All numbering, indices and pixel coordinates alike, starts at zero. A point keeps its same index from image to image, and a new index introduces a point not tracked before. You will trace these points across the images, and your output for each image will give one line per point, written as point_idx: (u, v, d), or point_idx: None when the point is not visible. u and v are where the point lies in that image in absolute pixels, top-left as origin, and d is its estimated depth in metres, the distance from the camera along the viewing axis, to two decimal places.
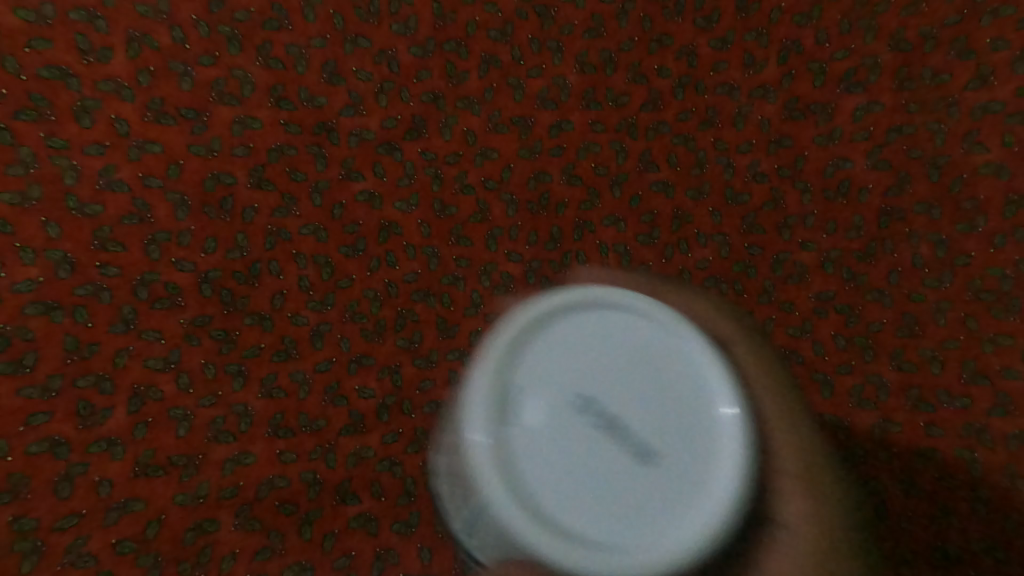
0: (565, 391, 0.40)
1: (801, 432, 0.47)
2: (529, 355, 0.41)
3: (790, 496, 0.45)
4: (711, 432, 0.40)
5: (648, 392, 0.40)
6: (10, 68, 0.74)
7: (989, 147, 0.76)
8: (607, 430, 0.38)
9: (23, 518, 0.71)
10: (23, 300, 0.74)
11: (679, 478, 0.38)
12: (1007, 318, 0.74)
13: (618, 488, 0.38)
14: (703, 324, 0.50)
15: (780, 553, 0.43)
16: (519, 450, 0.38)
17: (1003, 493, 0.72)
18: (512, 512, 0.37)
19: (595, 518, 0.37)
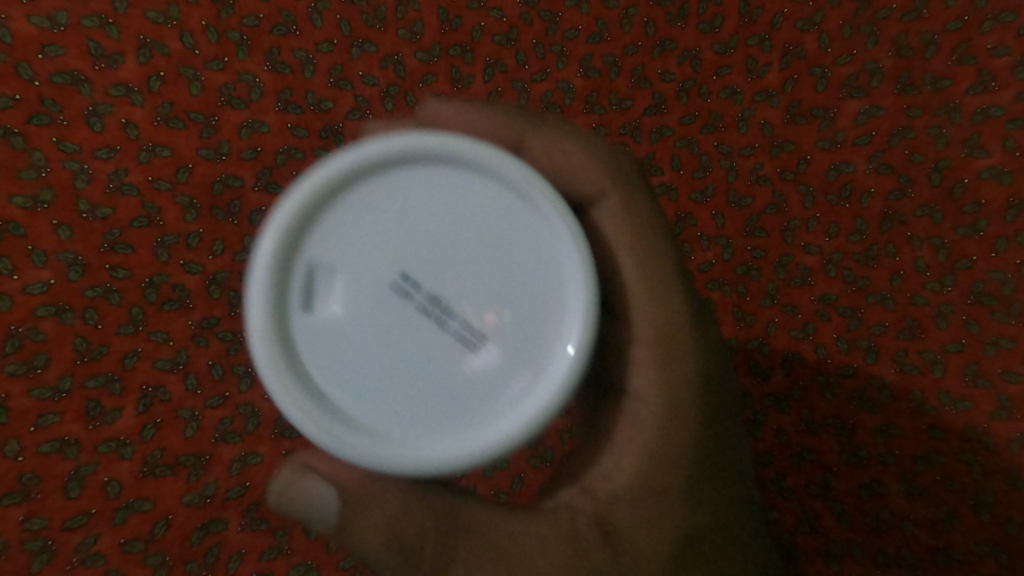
0: (399, 269, 0.46)
1: (664, 305, 0.57)
2: (320, 245, 0.46)
3: (643, 367, 0.57)
4: (536, 308, 0.47)
5: (479, 265, 0.46)
6: (24, 75, 0.77)
7: (991, 151, 0.79)
8: (431, 311, 0.46)
9: (33, 517, 0.74)
10: (35, 303, 0.76)
11: (499, 355, 0.46)
12: (1008, 322, 0.78)
13: (440, 365, 0.46)
14: (576, 181, 0.59)
15: (631, 415, 0.56)
16: (330, 333, 0.45)
17: (1003, 495, 0.77)
18: (347, 391, 0.45)
19: (419, 388, 0.45)
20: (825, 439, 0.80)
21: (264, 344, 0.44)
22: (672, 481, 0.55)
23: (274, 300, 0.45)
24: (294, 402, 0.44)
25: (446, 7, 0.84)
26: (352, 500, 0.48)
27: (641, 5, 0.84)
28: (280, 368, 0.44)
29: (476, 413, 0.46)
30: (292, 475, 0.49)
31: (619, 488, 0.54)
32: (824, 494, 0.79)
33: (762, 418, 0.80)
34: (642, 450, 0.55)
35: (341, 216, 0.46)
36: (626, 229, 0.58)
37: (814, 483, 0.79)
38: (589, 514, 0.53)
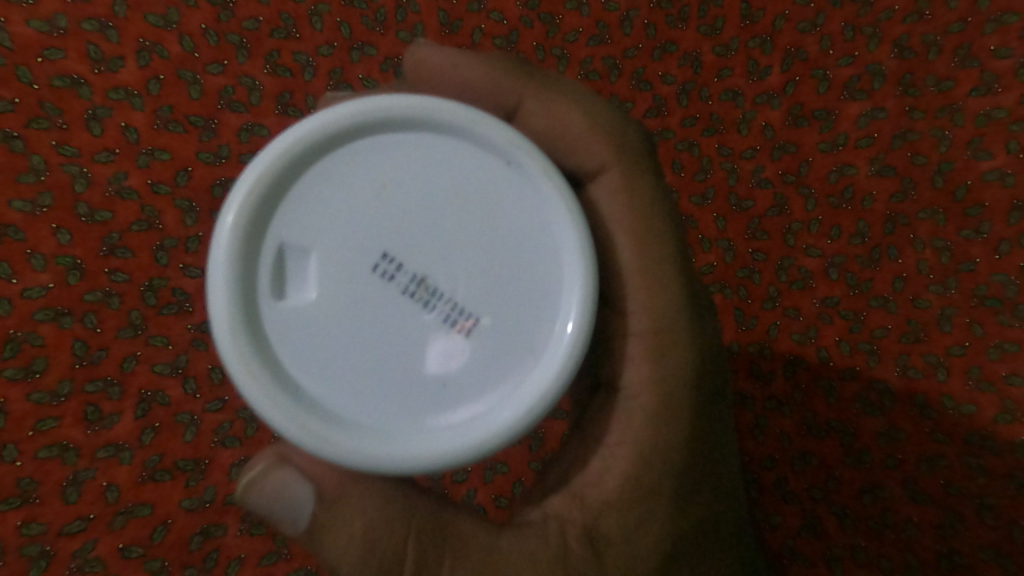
0: (377, 245, 0.46)
1: (658, 298, 0.59)
2: (287, 221, 0.47)
3: (635, 363, 0.59)
4: (524, 277, 0.48)
5: (461, 234, 0.47)
6: (23, 78, 0.77)
7: (995, 153, 0.78)
8: (411, 290, 0.46)
9: (31, 522, 0.73)
10: (33, 307, 0.75)
11: (484, 338, 0.47)
12: (1012, 325, 0.77)
13: (421, 350, 0.47)
14: (570, 152, 0.61)
15: (622, 415, 0.58)
16: (302, 318, 0.46)
17: (1008, 499, 0.76)
18: (325, 375, 0.46)
19: (400, 372, 0.47)
20: (828, 442, 0.79)
21: (228, 330, 0.45)
22: (660, 486, 0.58)
23: (240, 282, 0.46)
24: (261, 392, 0.45)
25: (446, 10, 0.84)
26: (331, 501, 0.49)
27: (642, 8, 0.84)
28: (244, 355, 0.45)
29: (453, 399, 0.47)
30: (268, 466, 0.50)
31: (609, 495, 0.57)
32: (826, 499, 0.79)
33: (763, 421, 0.80)
34: (634, 453, 0.57)
35: (308, 190, 0.47)
36: (626, 211, 0.60)
37: (817, 487, 0.79)
38: (578, 525, 0.56)
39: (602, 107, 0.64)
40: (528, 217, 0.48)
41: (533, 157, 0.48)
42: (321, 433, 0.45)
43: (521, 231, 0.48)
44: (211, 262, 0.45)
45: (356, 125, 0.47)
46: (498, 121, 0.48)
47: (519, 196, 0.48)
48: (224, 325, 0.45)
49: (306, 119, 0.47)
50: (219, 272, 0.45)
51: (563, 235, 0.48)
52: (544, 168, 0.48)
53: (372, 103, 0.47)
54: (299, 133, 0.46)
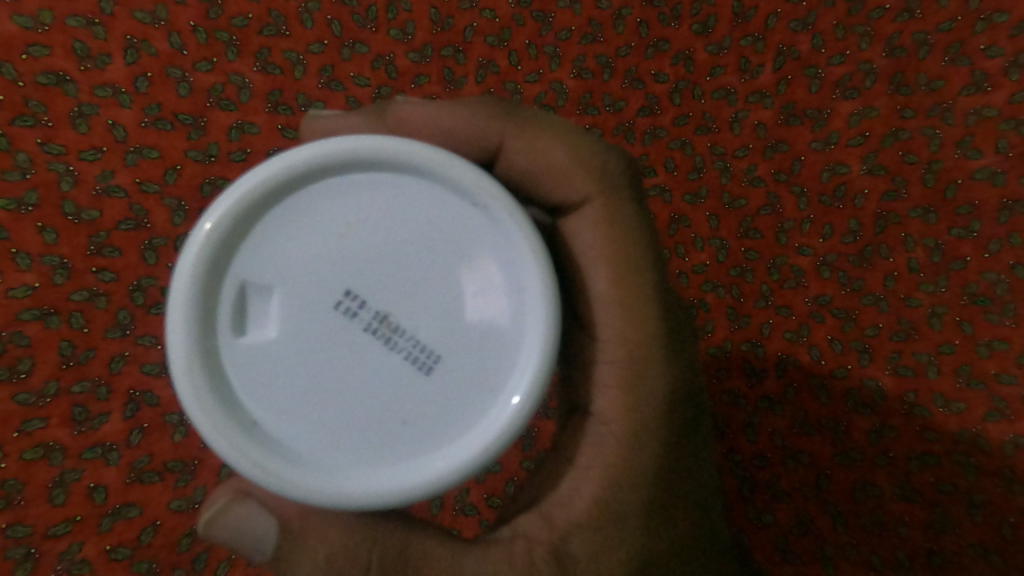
0: (340, 285, 0.46)
1: (631, 328, 0.59)
2: (248, 261, 0.47)
3: (605, 390, 0.59)
4: (487, 321, 0.47)
5: (424, 275, 0.47)
6: (8, 75, 0.76)
7: (984, 152, 0.79)
8: (373, 328, 0.46)
9: (16, 525, 0.73)
10: (19, 306, 0.75)
11: (447, 378, 0.47)
12: (1002, 323, 0.77)
13: (383, 389, 0.46)
14: (551, 184, 0.60)
15: (594, 440, 0.58)
16: (260, 355, 0.46)
17: (997, 496, 0.76)
18: (286, 415, 0.46)
19: (362, 412, 0.46)
20: (819, 441, 0.79)
21: (185, 369, 0.45)
22: (631, 507, 0.57)
23: (199, 321, 0.46)
24: (215, 429, 0.45)
25: (437, 8, 0.83)
26: (293, 532, 0.50)
27: (634, 6, 0.84)
28: (201, 393, 0.45)
29: (412, 438, 0.47)
30: (229, 501, 0.50)
31: (577, 515, 0.56)
32: (818, 497, 0.79)
33: (756, 420, 0.80)
34: (602, 477, 0.56)
35: (270, 231, 0.47)
36: (601, 241, 0.59)
37: (809, 485, 0.79)
38: (546, 544, 0.55)
39: (585, 135, 0.63)
40: (491, 257, 0.48)
41: (498, 198, 0.47)
42: (275, 470, 0.45)
43: (483, 270, 0.48)
44: (170, 302, 0.45)
45: (318, 168, 0.46)
46: (464, 161, 0.47)
47: (484, 236, 0.48)
48: (182, 363, 0.45)
49: (269, 160, 0.46)
50: (177, 311, 0.45)
51: (525, 277, 0.48)
52: (509, 210, 0.47)
53: (333, 145, 0.46)
54: (261, 175, 0.46)
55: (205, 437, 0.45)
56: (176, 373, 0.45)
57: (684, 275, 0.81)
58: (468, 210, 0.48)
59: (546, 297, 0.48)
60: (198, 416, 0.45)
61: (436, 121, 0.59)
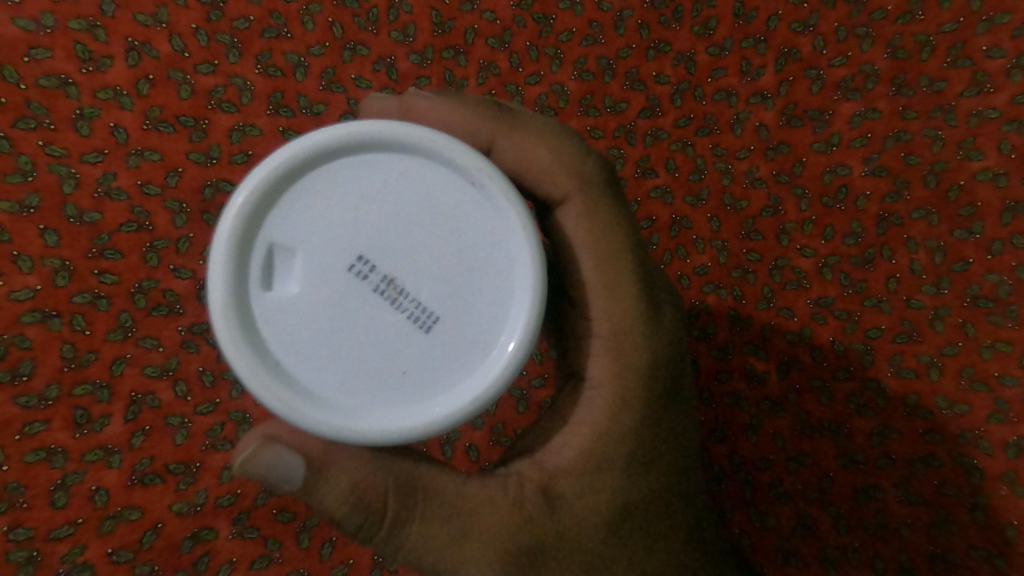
0: (353, 251, 0.47)
1: (620, 299, 0.60)
2: (281, 222, 0.47)
3: (596, 356, 0.60)
4: (491, 293, 0.48)
5: (435, 244, 0.47)
6: (9, 78, 0.76)
7: (987, 153, 0.79)
8: (385, 294, 0.47)
9: (18, 527, 0.73)
10: (20, 309, 0.75)
11: (456, 343, 0.48)
12: (1004, 325, 0.77)
13: (398, 350, 0.47)
14: (539, 183, 0.61)
15: (586, 402, 0.59)
16: (284, 308, 0.47)
17: (1000, 499, 0.76)
18: (306, 371, 0.47)
19: (377, 371, 0.47)
20: (822, 442, 0.79)
21: (223, 312, 0.46)
22: (615, 457, 0.58)
23: (235, 270, 0.46)
24: (246, 366, 0.46)
25: (439, 9, 0.83)
26: (319, 466, 0.51)
27: (635, 7, 0.84)
28: (233, 334, 0.45)
29: (418, 390, 0.48)
30: (257, 446, 0.51)
31: (566, 462, 0.57)
32: (821, 499, 0.78)
33: (758, 421, 0.80)
34: (591, 429, 0.58)
35: (303, 196, 0.47)
36: (588, 229, 0.61)
37: (811, 487, 0.79)
38: (535, 481, 0.57)
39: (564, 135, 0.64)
40: (496, 234, 0.48)
41: (498, 184, 0.48)
42: (294, 405, 0.46)
43: (486, 243, 0.48)
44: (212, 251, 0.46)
45: (345, 143, 0.47)
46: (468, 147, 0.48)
47: (487, 214, 0.48)
48: (220, 308, 0.46)
49: (306, 136, 0.47)
50: (218, 264, 0.46)
51: (517, 252, 0.48)
52: (506, 194, 0.48)
53: (365, 125, 0.47)
54: (296, 148, 0.47)
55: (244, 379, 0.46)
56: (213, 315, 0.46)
57: (685, 277, 0.81)
58: (471, 190, 0.48)
59: (533, 276, 0.48)
60: (232, 353, 0.45)
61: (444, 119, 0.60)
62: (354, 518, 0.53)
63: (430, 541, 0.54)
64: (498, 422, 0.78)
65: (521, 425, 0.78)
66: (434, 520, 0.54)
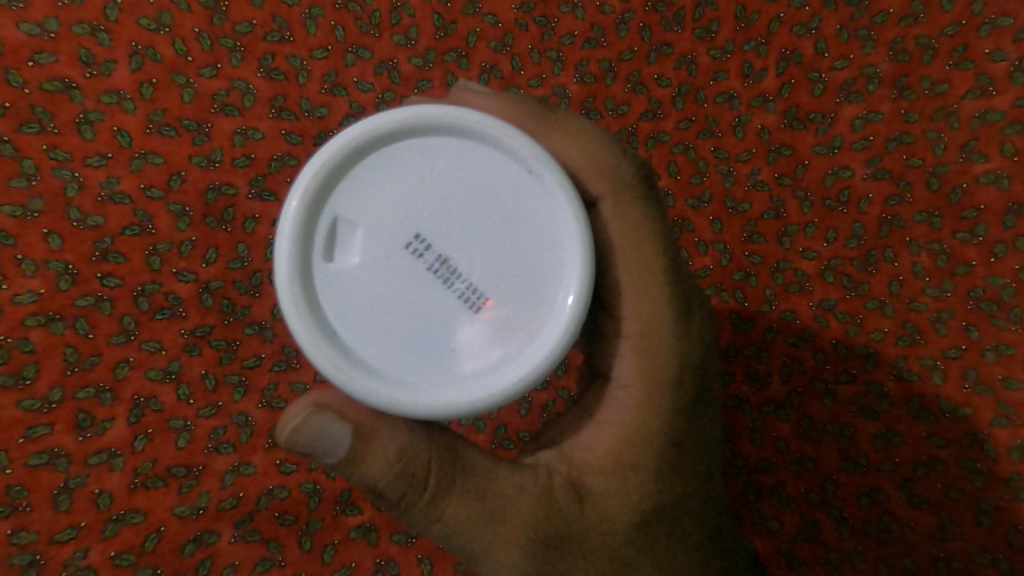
0: (408, 229, 0.49)
1: (653, 299, 0.60)
2: (346, 198, 0.49)
3: (625, 354, 0.60)
4: (540, 275, 0.50)
5: (488, 223, 0.49)
6: (13, 82, 0.76)
7: (989, 156, 0.78)
8: (439, 271, 0.48)
9: (21, 531, 0.73)
10: (24, 313, 0.75)
11: (505, 321, 0.49)
12: (1007, 328, 0.77)
13: (449, 325, 0.49)
14: (578, 179, 0.61)
15: (615, 400, 0.60)
16: (343, 280, 0.49)
17: (1004, 503, 0.76)
18: (363, 342, 0.48)
19: (429, 344, 0.49)
20: (825, 446, 0.79)
21: (288, 277, 0.48)
22: (643, 457, 0.59)
23: (301, 238, 0.48)
24: (306, 332, 0.47)
25: (441, 13, 0.83)
26: (366, 435, 0.52)
27: (637, 10, 0.84)
28: (297, 300, 0.48)
29: (467, 369, 0.49)
30: (309, 413, 0.52)
31: (594, 458, 0.58)
32: (824, 502, 0.78)
33: (761, 424, 0.80)
34: (619, 428, 0.59)
35: (368, 173, 0.49)
36: (623, 232, 0.61)
37: (814, 490, 0.79)
38: (564, 474, 0.57)
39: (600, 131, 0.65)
40: (548, 222, 0.50)
41: (553, 169, 0.50)
42: (350, 374, 0.47)
43: (535, 229, 0.50)
44: (282, 219, 0.48)
45: (407, 123, 0.49)
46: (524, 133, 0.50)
47: (538, 201, 0.50)
48: (286, 273, 0.48)
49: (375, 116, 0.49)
50: (286, 232, 0.48)
51: (567, 239, 0.50)
52: (559, 181, 0.50)
53: (427, 108, 0.49)
54: (367, 126, 0.49)
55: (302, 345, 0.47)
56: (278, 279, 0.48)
57: None
58: (524, 176, 0.50)
59: (582, 265, 0.50)
60: (294, 318, 0.47)
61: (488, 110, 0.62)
62: (395, 492, 0.53)
63: (464, 522, 0.54)
64: (501, 424, 0.78)
65: (523, 429, 0.78)
66: (469, 503, 0.54)
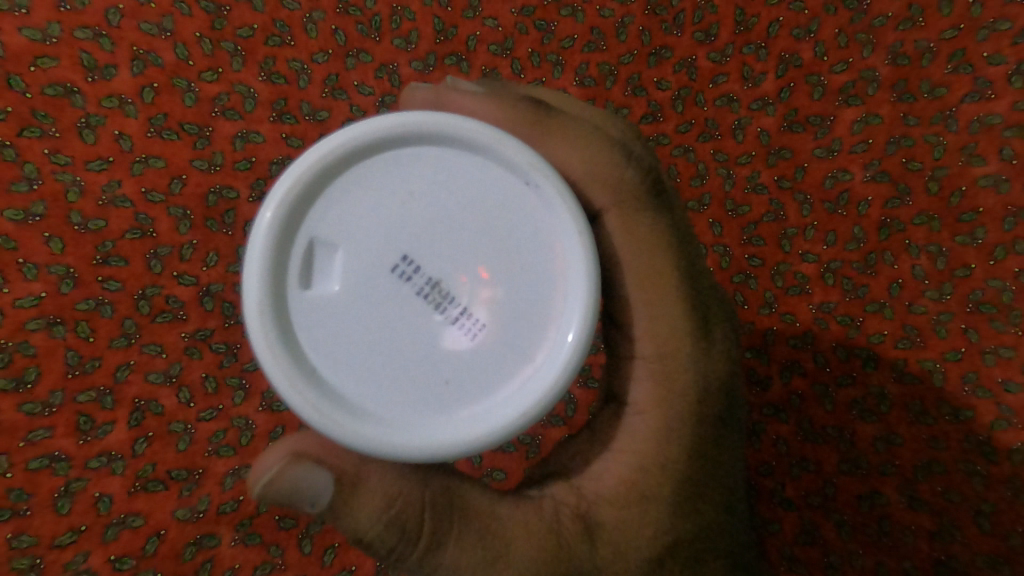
0: (396, 249, 0.49)
1: (669, 317, 0.62)
2: (321, 220, 0.49)
3: (641, 379, 0.61)
4: (540, 293, 0.50)
5: (484, 240, 0.49)
6: (15, 86, 0.76)
7: (988, 159, 0.79)
8: (431, 292, 0.49)
9: (22, 534, 0.73)
10: (25, 316, 0.75)
11: (501, 344, 0.49)
12: (1007, 331, 0.77)
13: (438, 353, 0.49)
14: (584, 194, 0.61)
15: (631, 426, 0.60)
16: (323, 307, 0.49)
17: (1004, 506, 0.76)
18: (345, 373, 0.48)
19: (415, 372, 0.49)
20: (825, 448, 0.79)
21: (258, 311, 0.47)
22: (657, 488, 0.60)
23: (273, 265, 0.48)
24: (281, 371, 0.47)
25: (441, 17, 0.83)
26: (349, 483, 0.51)
27: (636, 14, 0.84)
28: (269, 335, 0.47)
29: (457, 401, 0.49)
30: (285, 463, 0.51)
31: (606, 488, 0.59)
32: (824, 505, 0.79)
33: (761, 427, 0.80)
34: (633, 457, 0.60)
35: (343, 192, 0.49)
36: (631, 244, 0.62)
37: (814, 493, 0.79)
38: (573, 507, 0.58)
39: (597, 136, 0.64)
40: (542, 237, 0.50)
41: (551, 179, 0.50)
42: (329, 414, 0.47)
43: (529, 247, 0.50)
44: (250, 247, 0.48)
45: (397, 133, 0.49)
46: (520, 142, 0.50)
47: (537, 215, 0.50)
48: (256, 305, 0.47)
49: (345, 128, 0.49)
50: (253, 261, 0.47)
51: (572, 255, 0.50)
52: (559, 191, 0.50)
53: (415, 114, 0.49)
54: (339, 140, 0.49)
55: (278, 387, 0.47)
56: (247, 313, 0.47)
57: None
58: (520, 187, 0.50)
59: (586, 279, 0.50)
60: (266, 354, 0.47)
61: (479, 112, 0.62)
62: (387, 541, 0.53)
63: (467, 564, 0.54)
64: None
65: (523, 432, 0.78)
66: (471, 543, 0.54)
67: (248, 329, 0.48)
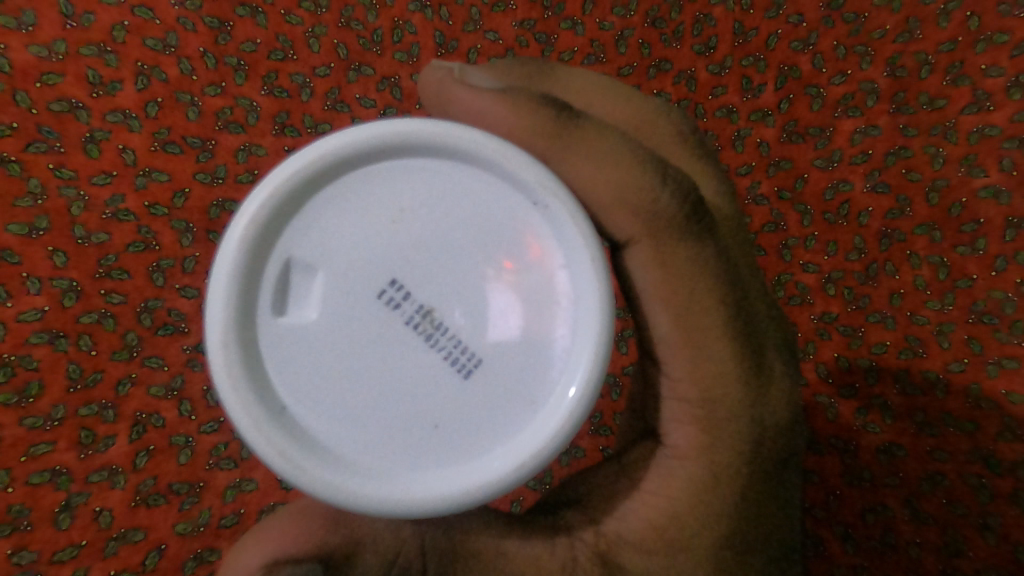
0: (383, 276, 0.49)
1: (701, 344, 0.60)
2: (296, 239, 0.50)
3: (674, 417, 0.61)
4: (544, 322, 0.50)
5: (488, 262, 0.49)
6: (21, 103, 0.77)
7: (988, 170, 0.79)
8: (424, 318, 0.49)
9: (22, 551, 0.73)
10: (27, 331, 0.75)
11: (497, 379, 0.49)
12: (1010, 342, 0.77)
13: (429, 388, 0.49)
14: (610, 224, 0.60)
15: (659, 464, 0.60)
16: (300, 334, 0.49)
17: (1010, 518, 0.75)
18: (327, 412, 0.49)
19: (398, 410, 0.48)
20: (827, 460, 0.79)
21: (221, 344, 0.47)
22: (683, 532, 0.58)
23: (241, 287, 0.48)
24: (245, 413, 0.47)
25: (442, 30, 0.84)
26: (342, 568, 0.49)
27: (636, 27, 0.85)
28: (232, 368, 0.47)
29: (444, 447, 0.49)
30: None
31: (630, 532, 0.58)
32: (828, 517, 0.79)
33: None
34: (660, 498, 0.59)
35: (322, 210, 0.50)
36: (656, 271, 0.60)
37: (817, 505, 0.79)
38: (591, 545, 0.57)
39: (625, 143, 0.61)
40: (549, 265, 0.50)
41: (560, 199, 0.50)
42: (298, 462, 0.47)
43: (534, 277, 0.50)
44: (217, 266, 0.48)
45: (392, 141, 0.49)
46: (529, 159, 0.50)
47: (547, 241, 0.50)
48: (219, 338, 0.47)
49: (327, 137, 0.50)
50: (221, 284, 0.48)
51: (584, 289, 0.50)
52: (569, 213, 0.50)
53: (413, 123, 0.49)
54: (322, 148, 0.49)
55: (244, 431, 0.47)
56: (211, 344, 0.48)
57: None
58: (527, 207, 0.50)
59: (597, 308, 0.50)
60: (228, 390, 0.47)
61: (488, 112, 0.60)
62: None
63: None
64: None
65: None
66: None
67: (211, 363, 0.48)
